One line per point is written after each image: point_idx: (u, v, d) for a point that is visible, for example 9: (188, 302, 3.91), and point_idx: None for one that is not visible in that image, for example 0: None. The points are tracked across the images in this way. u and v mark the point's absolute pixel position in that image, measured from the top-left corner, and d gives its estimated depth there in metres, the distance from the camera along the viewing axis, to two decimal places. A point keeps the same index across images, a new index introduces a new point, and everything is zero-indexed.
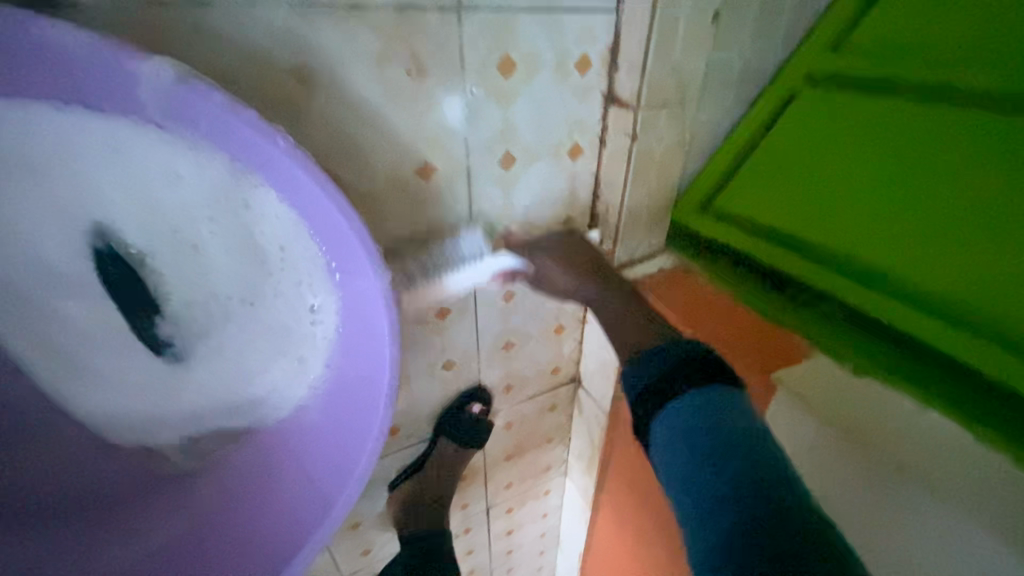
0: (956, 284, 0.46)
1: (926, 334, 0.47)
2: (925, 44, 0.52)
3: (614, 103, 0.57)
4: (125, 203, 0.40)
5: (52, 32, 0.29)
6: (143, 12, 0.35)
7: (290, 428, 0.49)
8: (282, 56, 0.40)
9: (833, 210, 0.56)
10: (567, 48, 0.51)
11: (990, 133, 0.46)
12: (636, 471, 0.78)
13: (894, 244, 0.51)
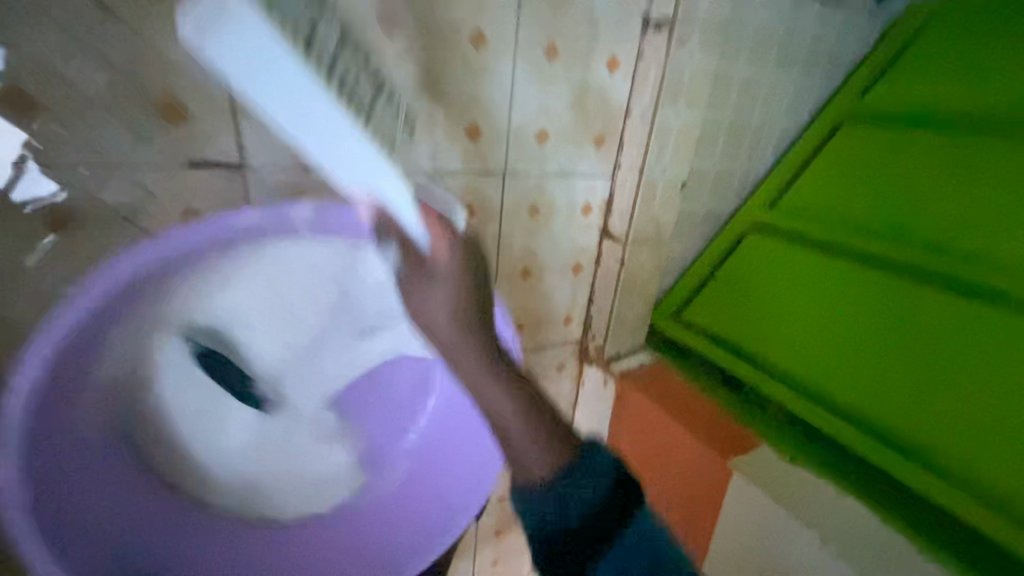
0: (868, 401, 0.64)
1: (847, 437, 0.64)
2: (837, 215, 0.73)
3: (608, 237, 0.74)
4: (227, 314, 0.45)
5: (257, 216, 0.43)
6: (292, 174, 0.50)
7: (394, 487, 0.52)
8: None
9: (780, 332, 0.74)
10: (575, 199, 0.69)
11: (886, 290, 0.65)
12: None
13: (822, 365, 0.68)
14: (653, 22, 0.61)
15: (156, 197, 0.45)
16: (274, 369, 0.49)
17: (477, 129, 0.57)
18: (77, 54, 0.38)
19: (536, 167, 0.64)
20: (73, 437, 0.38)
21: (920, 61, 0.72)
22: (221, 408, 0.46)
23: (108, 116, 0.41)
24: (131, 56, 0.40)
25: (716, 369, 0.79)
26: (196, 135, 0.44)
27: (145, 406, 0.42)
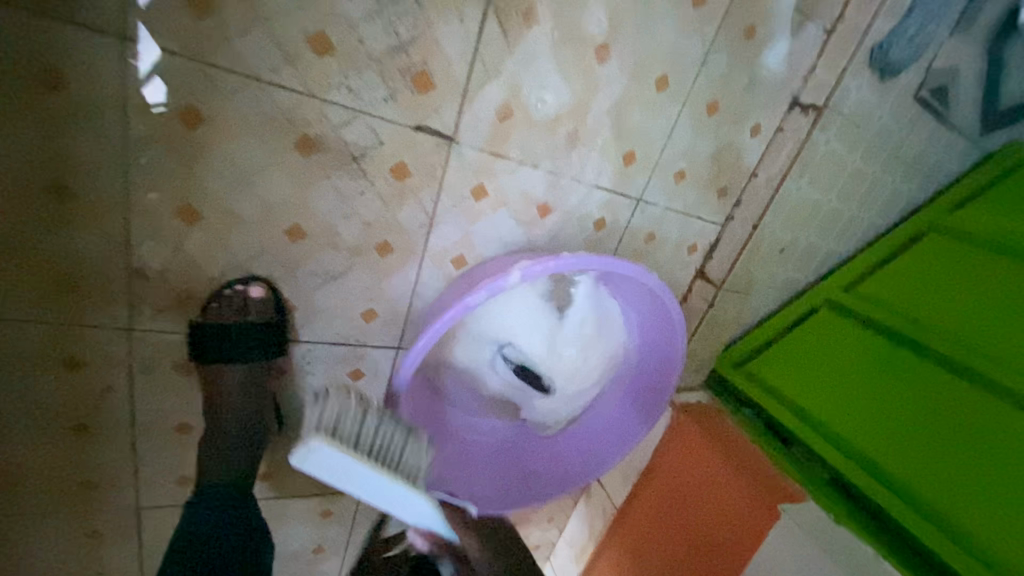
0: (914, 478, 0.66)
1: (888, 507, 0.67)
2: (905, 307, 0.78)
3: (703, 278, 0.80)
4: (491, 336, 0.69)
5: (491, 268, 0.62)
6: (482, 152, 0.57)
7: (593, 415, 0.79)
8: (537, 194, 0.62)
9: (833, 398, 0.78)
10: (687, 237, 0.75)
11: (943, 379, 0.69)
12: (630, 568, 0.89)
13: (872, 436, 0.72)
14: (801, 102, 0.69)
15: (382, 145, 0.52)
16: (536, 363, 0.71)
17: (632, 156, 0.64)
18: (377, 15, 0.46)
19: (667, 198, 0.70)
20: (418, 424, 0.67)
21: (1015, 184, 0.77)
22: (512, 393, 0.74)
23: (376, 70, 0.48)
24: (413, 27, 0.47)
25: (766, 421, 0.84)
26: (430, 103, 0.52)
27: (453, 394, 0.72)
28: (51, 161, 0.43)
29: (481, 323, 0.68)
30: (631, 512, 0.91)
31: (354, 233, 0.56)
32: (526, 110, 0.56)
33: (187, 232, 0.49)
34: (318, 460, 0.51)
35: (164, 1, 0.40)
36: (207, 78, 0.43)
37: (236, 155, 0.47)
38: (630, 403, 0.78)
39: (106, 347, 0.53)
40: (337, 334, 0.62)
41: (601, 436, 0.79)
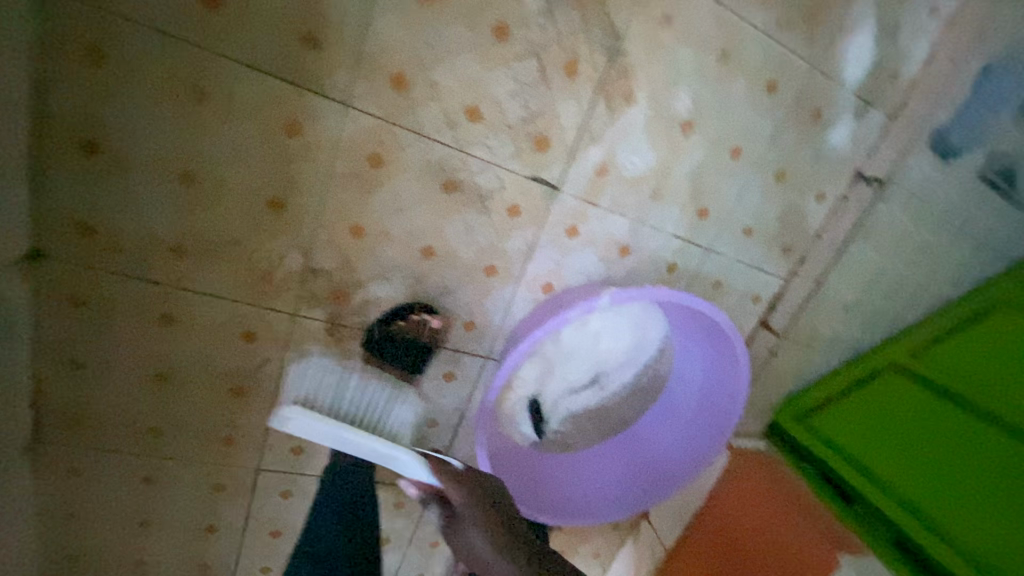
0: (978, 543, 0.70)
1: (949, 568, 0.71)
2: (975, 376, 0.79)
3: (766, 328, 0.86)
4: (533, 374, 0.77)
5: (566, 298, 0.73)
6: (580, 199, 0.69)
7: (668, 427, 0.83)
8: (621, 237, 0.73)
9: (897, 459, 0.82)
10: (751, 287, 0.83)
11: (1013, 453, 0.71)
12: None
13: (935, 499, 0.76)
14: (864, 175, 0.77)
15: (504, 189, 0.66)
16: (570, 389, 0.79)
17: (706, 212, 0.74)
18: (517, 95, 0.61)
19: (734, 251, 0.79)
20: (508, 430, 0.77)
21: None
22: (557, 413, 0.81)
23: (509, 133, 0.63)
24: (541, 104, 0.62)
25: (827, 473, 0.88)
26: (545, 159, 0.65)
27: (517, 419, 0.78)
28: (276, 186, 0.59)
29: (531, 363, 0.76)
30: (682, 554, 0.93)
31: (470, 256, 0.69)
32: (620, 169, 0.68)
33: (352, 244, 0.64)
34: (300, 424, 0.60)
35: (376, 82, 0.57)
36: (392, 134, 0.60)
37: (399, 189, 0.63)
38: (702, 418, 0.80)
39: (275, 328, 0.67)
40: (442, 339, 0.74)
41: (680, 448, 0.83)
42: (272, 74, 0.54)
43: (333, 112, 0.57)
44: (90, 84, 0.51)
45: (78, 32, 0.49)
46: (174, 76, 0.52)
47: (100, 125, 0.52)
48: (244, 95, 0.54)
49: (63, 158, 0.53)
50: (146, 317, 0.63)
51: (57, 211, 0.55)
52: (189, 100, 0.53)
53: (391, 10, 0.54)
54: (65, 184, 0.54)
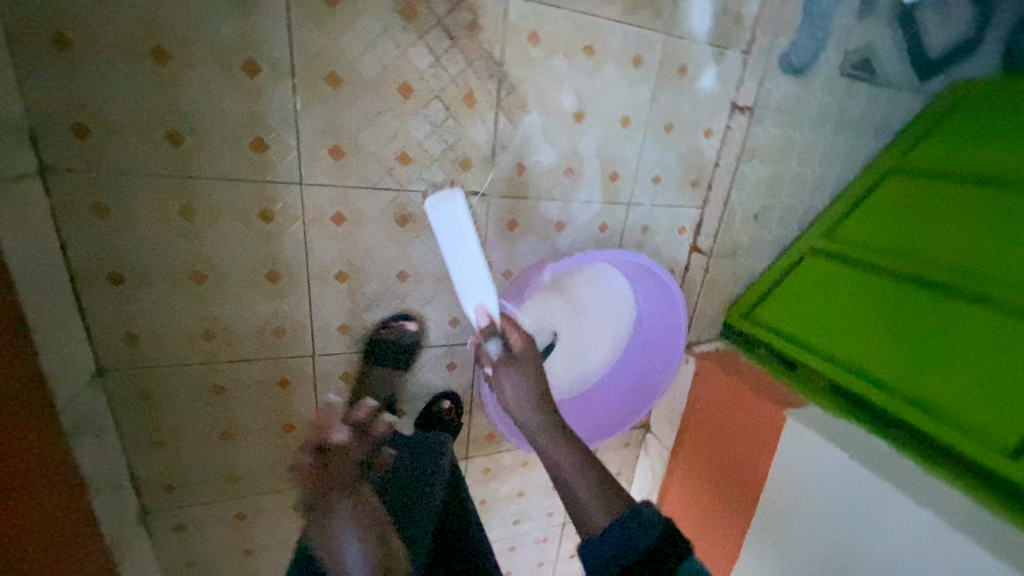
0: (843, 347, 0.92)
1: (805, 385, 0.96)
2: (886, 248, 0.94)
3: (696, 251, 1.03)
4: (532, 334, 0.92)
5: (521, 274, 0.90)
6: (511, 198, 0.83)
7: (645, 334, 0.99)
8: (555, 215, 0.88)
9: (832, 317, 0.96)
10: (675, 221, 0.99)
11: (928, 290, 0.85)
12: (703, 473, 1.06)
13: (859, 335, 0.91)
14: (739, 106, 0.92)
15: None
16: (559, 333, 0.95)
17: (616, 174, 0.89)
18: (433, 134, 0.74)
19: (652, 197, 0.94)
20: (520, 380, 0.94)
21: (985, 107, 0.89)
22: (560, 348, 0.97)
23: (438, 164, 0.76)
24: (454, 134, 0.75)
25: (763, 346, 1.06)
26: (472, 175, 0.79)
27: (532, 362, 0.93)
28: (271, 265, 0.74)
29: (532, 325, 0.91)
30: (687, 440, 1.11)
31: (439, 266, 0.84)
32: (532, 165, 0.82)
33: (340, 286, 0.79)
34: (447, 207, 0.71)
35: (320, 156, 0.70)
36: (345, 194, 0.73)
37: (517, 382, 0.74)
38: (652, 314, 0.96)
39: (301, 369, 0.82)
40: (437, 338, 0.90)
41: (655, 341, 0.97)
42: (240, 178, 0.67)
43: (294, 191, 0.70)
44: (103, 232, 0.64)
45: (82, 194, 0.62)
46: (165, 202, 0.65)
47: (121, 260, 0.66)
48: (221, 202, 0.68)
49: (101, 290, 0.67)
50: (198, 392, 0.77)
51: (106, 331, 0.69)
52: (180, 219, 0.67)
53: (314, 99, 0.67)
54: (105, 310, 0.68)
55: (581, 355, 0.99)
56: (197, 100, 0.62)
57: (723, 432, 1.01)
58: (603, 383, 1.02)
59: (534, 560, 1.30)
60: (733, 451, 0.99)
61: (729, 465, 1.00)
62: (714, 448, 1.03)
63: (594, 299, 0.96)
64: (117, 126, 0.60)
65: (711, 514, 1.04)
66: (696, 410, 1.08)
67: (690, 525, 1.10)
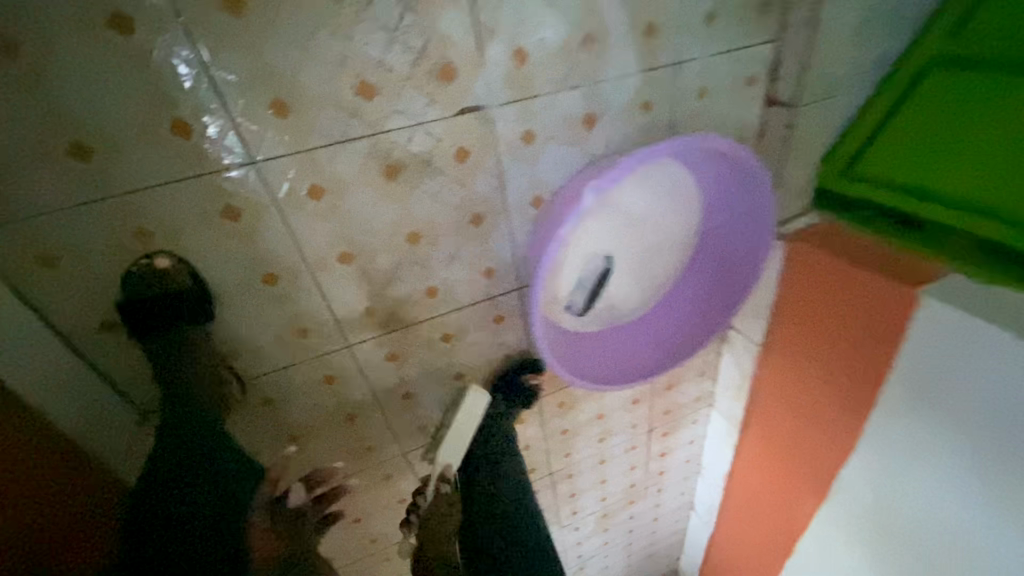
0: (989, 189, 0.70)
1: (932, 248, 0.76)
2: None
3: (772, 104, 0.78)
4: (580, 259, 0.77)
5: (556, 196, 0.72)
6: (518, 103, 0.63)
7: (725, 228, 0.80)
8: (581, 109, 0.66)
9: (969, 151, 0.71)
10: (741, 71, 0.73)
11: None
12: (806, 366, 0.95)
13: (1009, 169, 0.67)
14: None
15: (441, 142, 0.62)
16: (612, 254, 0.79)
17: (653, 27, 0.64)
18: (392, 44, 0.54)
19: (706, 46, 0.69)
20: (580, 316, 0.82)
21: None
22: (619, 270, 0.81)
23: (412, 85, 0.57)
24: (420, 36, 0.55)
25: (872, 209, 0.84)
26: (460, 86, 0.59)
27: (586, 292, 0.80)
28: (265, 267, 0.62)
29: (577, 251, 0.76)
30: (782, 332, 0.97)
31: (453, 215, 0.69)
32: (536, 50, 0.60)
33: (348, 269, 0.67)
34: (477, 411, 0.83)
35: (262, 119, 0.53)
36: (311, 159, 0.57)
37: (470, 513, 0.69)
38: (734, 201, 0.77)
39: (342, 363, 0.75)
40: (475, 295, 0.78)
41: (741, 234, 0.78)
42: (181, 176, 0.53)
43: (249, 175, 0.56)
44: (65, 282, 0.55)
45: (18, 247, 0.51)
46: (112, 230, 0.54)
47: (102, 306, 0.57)
48: (175, 212, 0.55)
49: (100, 342, 0.59)
50: (249, 410, 0.73)
51: (131, 380, 0.63)
52: (137, 245, 0.55)
53: (219, 40, 0.48)
54: (116, 360, 0.61)
55: (649, 271, 0.83)
56: (78, 90, 0.47)
57: (828, 321, 0.87)
58: (687, 295, 0.86)
59: (627, 464, 1.31)
60: (843, 339, 0.85)
61: (839, 356, 0.87)
62: (820, 339, 0.90)
63: (655, 202, 0.77)
64: (5, 154, 0.47)
65: (820, 406, 0.94)
66: (795, 300, 0.92)
67: (794, 416, 1.02)
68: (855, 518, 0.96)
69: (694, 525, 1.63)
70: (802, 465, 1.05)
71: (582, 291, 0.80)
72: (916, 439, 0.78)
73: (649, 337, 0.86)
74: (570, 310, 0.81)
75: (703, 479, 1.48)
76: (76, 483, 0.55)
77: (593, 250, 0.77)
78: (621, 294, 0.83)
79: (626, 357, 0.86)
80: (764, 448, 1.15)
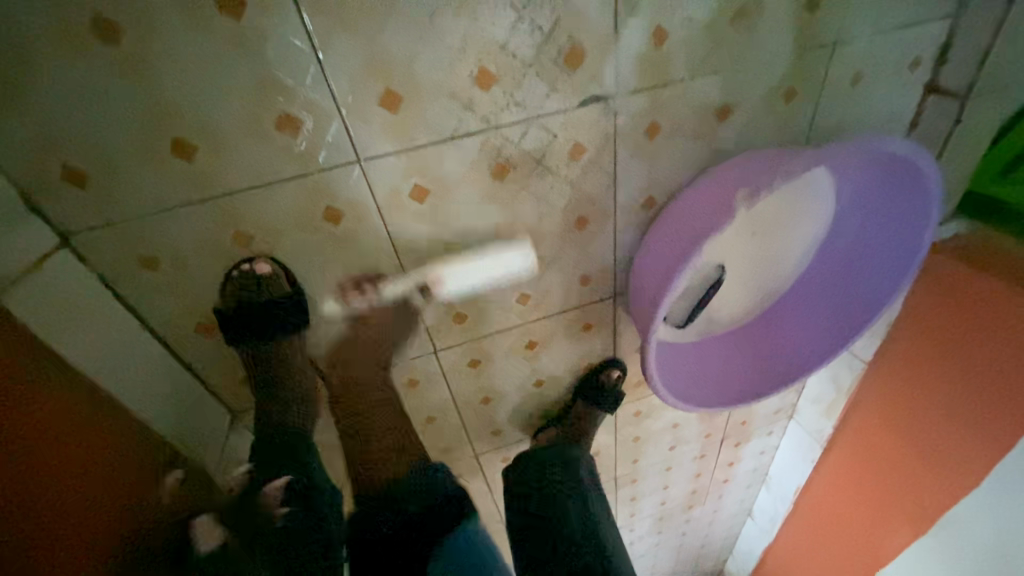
0: None
1: None
2: None
3: (934, 92, 0.66)
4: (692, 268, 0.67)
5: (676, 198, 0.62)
6: (648, 93, 0.54)
7: (861, 238, 0.70)
8: (716, 99, 0.57)
9: None
10: (905, 51, 0.62)
11: None
12: (926, 392, 0.84)
13: None
14: None
15: (556, 137, 0.55)
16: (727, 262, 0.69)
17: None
18: (518, 25, 0.47)
19: (872, 22, 0.57)
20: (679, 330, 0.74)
21: None
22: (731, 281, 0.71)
23: (534, 73, 0.50)
24: (551, 15, 0.47)
25: None
26: (587, 73, 0.51)
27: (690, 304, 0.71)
28: (362, 272, 0.58)
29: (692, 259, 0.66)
30: (900, 353, 0.87)
31: (558, 218, 0.62)
32: (677, 30, 0.51)
33: (443, 274, 0.62)
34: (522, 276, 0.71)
35: (369, 113, 0.47)
36: (418, 157, 0.51)
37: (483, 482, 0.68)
38: (880, 209, 0.66)
39: (428, 369, 0.71)
40: (569, 302, 0.72)
41: (884, 244, 0.68)
42: (284, 176, 0.49)
43: (351, 174, 0.51)
44: (164, 286, 0.52)
45: (120, 248, 0.48)
46: (213, 233, 0.50)
47: (200, 309, 0.55)
48: (274, 214, 0.51)
49: (196, 345, 0.57)
50: (334, 412, 0.70)
51: (224, 381, 0.62)
52: (237, 248, 0.52)
53: (334, 21, 0.42)
54: (210, 362, 0.59)
55: (760, 282, 0.74)
56: (186, 80, 0.42)
57: (966, 347, 0.76)
58: (802, 308, 0.76)
59: (694, 471, 1.25)
60: (985, 371, 0.74)
61: (973, 386, 0.76)
62: (951, 366, 0.79)
63: (788, 206, 0.66)
64: (110, 150, 0.43)
65: (938, 437, 0.85)
66: (922, 318, 0.81)
67: (902, 442, 0.92)
68: (960, 561, 0.86)
69: (750, 533, 1.56)
70: (901, 493, 0.96)
71: (686, 302, 0.70)
72: None
73: (753, 352, 0.78)
74: (669, 323, 0.72)
75: (768, 490, 1.40)
76: (179, 492, 0.55)
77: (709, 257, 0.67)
78: (727, 307, 0.74)
79: (728, 376, 0.77)
80: (853, 470, 1.06)
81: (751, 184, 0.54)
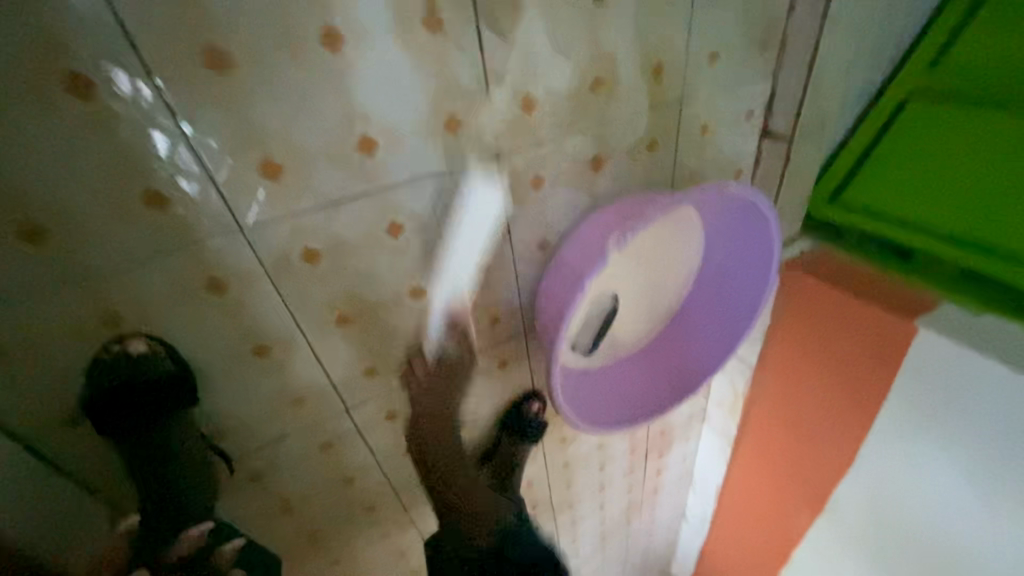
0: (965, 224, 0.74)
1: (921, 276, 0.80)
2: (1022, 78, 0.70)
3: (769, 137, 0.79)
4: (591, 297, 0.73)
5: (567, 238, 0.68)
6: (527, 149, 0.60)
7: (727, 262, 0.80)
8: (590, 152, 0.64)
9: (947, 188, 0.76)
10: (739, 107, 0.74)
11: None
12: (802, 391, 0.97)
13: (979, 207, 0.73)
14: None
15: (448, 192, 0.58)
16: (620, 289, 0.75)
17: (660, 69, 0.63)
18: (397, 98, 0.50)
19: (710, 85, 0.68)
20: (589, 356, 0.79)
21: None
22: (629, 305, 0.78)
23: (419, 137, 0.53)
24: (427, 86, 0.51)
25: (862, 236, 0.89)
26: (469, 136, 0.55)
27: (593, 329, 0.76)
28: (256, 339, 0.56)
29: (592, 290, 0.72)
30: (777, 357, 1.00)
31: (458, 266, 0.64)
32: (546, 98, 0.57)
33: (346, 332, 0.61)
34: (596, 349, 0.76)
35: (251, 182, 0.47)
36: (306, 222, 0.52)
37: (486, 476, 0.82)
38: (736, 237, 0.77)
39: (343, 427, 0.69)
40: (481, 341, 0.74)
41: (745, 268, 0.78)
42: (158, 248, 0.47)
43: (235, 242, 0.49)
44: (15, 381, 0.46)
45: None
46: (79, 313, 0.46)
47: (63, 400, 0.49)
48: (152, 289, 0.48)
49: (60, 441, 0.51)
50: (238, 488, 0.65)
51: (100, 473, 0.55)
52: (106, 329, 0.48)
53: (204, 99, 0.43)
54: (83, 455, 0.53)
55: (655, 305, 0.81)
56: (33, 163, 0.39)
57: (825, 349, 0.89)
58: (689, 326, 0.85)
59: (626, 485, 1.30)
60: (840, 369, 0.87)
61: (835, 381, 0.89)
62: (816, 365, 0.92)
63: (664, 240, 0.75)
64: None
65: (817, 427, 0.97)
66: (789, 325, 0.94)
67: (792, 436, 1.04)
68: (853, 530, 1.00)
69: (685, 536, 1.64)
70: (797, 479, 1.08)
71: (589, 332, 0.76)
72: (916, 462, 0.82)
73: (655, 371, 0.85)
74: (576, 352, 0.77)
75: (694, 491, 1.49)
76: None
77: (605, 286, 0.73)
78: (628, 329, 0.81)
79: (633, 397, 0.82)
80: (758, 465, 1.18)
81: (622, 228, 0.60)
